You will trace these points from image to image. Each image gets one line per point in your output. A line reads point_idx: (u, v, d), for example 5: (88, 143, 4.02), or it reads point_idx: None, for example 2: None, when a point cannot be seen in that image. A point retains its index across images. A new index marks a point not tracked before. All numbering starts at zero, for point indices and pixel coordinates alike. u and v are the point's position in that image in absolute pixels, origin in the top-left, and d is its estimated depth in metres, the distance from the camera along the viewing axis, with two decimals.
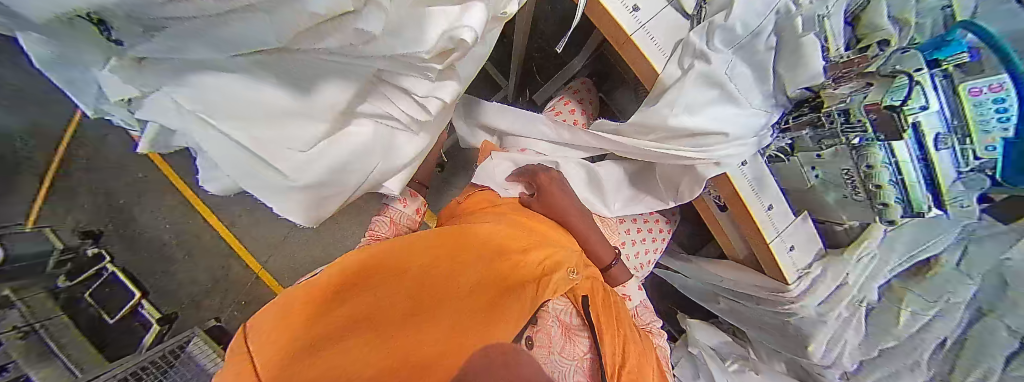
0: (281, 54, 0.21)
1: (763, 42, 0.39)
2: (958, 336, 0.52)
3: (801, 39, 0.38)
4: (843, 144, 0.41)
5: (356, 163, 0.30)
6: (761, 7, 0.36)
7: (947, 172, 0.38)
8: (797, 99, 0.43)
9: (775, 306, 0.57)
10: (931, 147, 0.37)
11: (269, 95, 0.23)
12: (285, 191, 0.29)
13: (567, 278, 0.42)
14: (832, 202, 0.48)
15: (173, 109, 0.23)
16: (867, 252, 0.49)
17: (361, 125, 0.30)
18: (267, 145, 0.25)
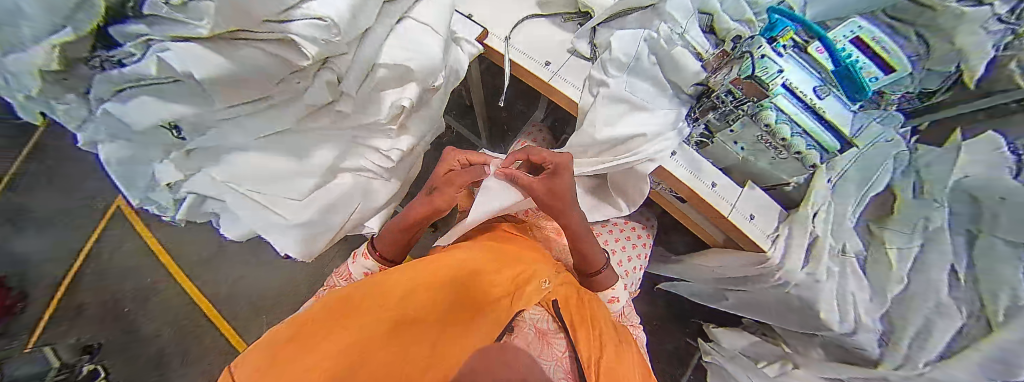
0: (286, 133, 0.42)
1: (645, 61, 0.51)
2: (965, 265, 0.49)
3: (670, 52, 0.49)
4: (740, 117, 0.49)
5: (336, 208, 0.51)
6: (632, 40, 0.50)
7: (840, 113, 0.46)
8: (697, 94, 0.54)
9: (767, 278, 0.59)
10: (805, 100, 0.46)
11: (281, 163, 0.44)
12: (287, 229, 0.50)
13: (540, 287, 0.48)
14: (768, 166, 0.53)
15: (211, 182, 0.44)
16: (820, 204, 0.53)
17: (345, 177, 0.51)
18: (272, 197, 0.47)
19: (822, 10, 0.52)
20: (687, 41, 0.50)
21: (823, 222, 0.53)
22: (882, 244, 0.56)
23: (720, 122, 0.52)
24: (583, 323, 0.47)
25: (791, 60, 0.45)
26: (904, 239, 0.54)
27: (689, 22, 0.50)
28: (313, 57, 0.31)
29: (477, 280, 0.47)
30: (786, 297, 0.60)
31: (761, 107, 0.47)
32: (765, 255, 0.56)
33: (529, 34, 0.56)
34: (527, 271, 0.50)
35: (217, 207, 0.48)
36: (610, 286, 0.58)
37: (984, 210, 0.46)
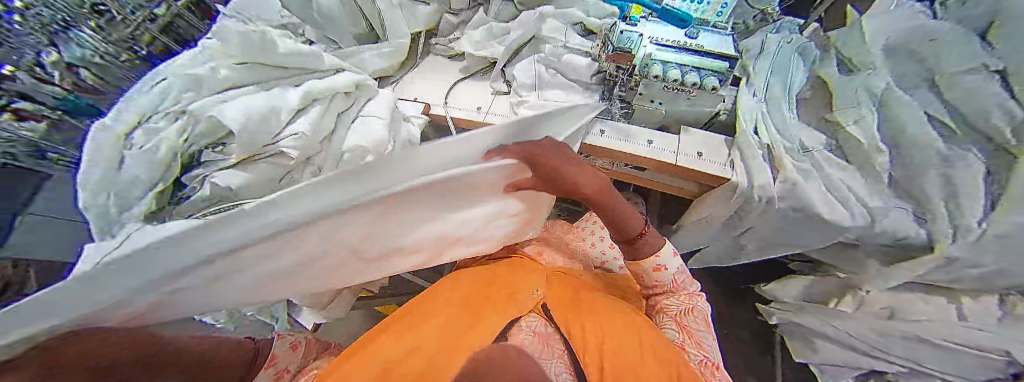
0: None
1: (545, 73, 0.64)
2: (946, 109, 0.50)
3: (557, 60, 0.64)
4: (637, 80, 0.57)
5: None
6: (529, 66, 0.64)
7: (711, 44, 0.56)
8: (601, 80, 0.66)
9: (753, 203, 0.58)
10: (674, 46, 0.56)
11: None
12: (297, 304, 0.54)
13: (532, 294, 0.50)
14: (691, 108, 0.60)
15: None
16: (751, 119, 0.58)
17: None
18: None
19: None
20: (571, 47, 0.65)
21: (764, 133, 0.57)
22: (838, 125, 0.57)
23: (627, 92, 0.62)
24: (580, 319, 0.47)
25: (646, 27, 0.58)
26: (855, 113, 0.55)
27: (567, 37, 0.66)
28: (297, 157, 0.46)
29: (476, 295, 0.49)
30: (783, 213, 0.57)
31: (645, 67, 0.56)
32: (732, 182, 0.57)
33: (460, 91, 0.69)
34: (519, 283, 0.53)
35: None
36: (655, 252, 0.48)
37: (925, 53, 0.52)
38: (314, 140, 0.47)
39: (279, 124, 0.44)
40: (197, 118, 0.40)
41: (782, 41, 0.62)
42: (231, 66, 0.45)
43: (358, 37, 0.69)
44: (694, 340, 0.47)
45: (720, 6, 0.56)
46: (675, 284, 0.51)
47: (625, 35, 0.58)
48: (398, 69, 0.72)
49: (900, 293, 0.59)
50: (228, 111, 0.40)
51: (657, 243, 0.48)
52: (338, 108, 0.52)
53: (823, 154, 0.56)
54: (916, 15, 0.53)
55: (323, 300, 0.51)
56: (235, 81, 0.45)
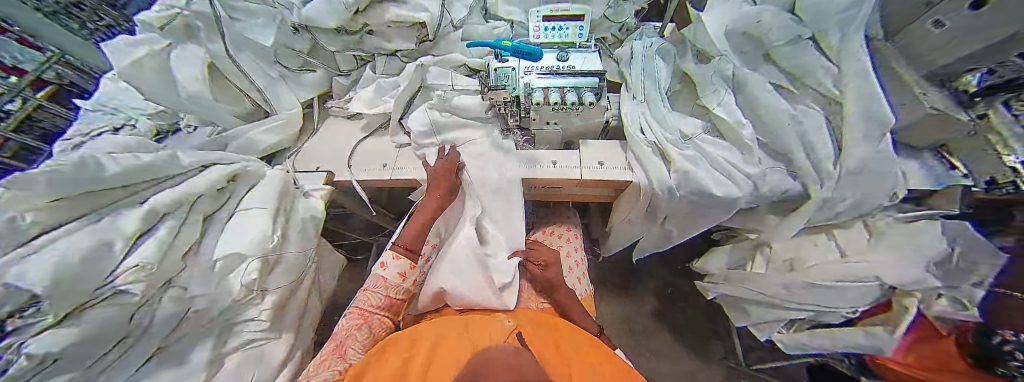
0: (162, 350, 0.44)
1: (441, 115, 0.68)
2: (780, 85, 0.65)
3: (449, 103, 0.69)
4: (524, 108, 0.63)
5: None
6: (420, 115, 0.68)
7: (578, 64, 0.62)
8: (495, 113, 0.70)
9: (658, 196, 0.62)
10: (547, 73, 0.61)
11: None
12: None
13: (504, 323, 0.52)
14: (581, 121, 0.65)
15: None
16: (635, 124, 0.64)
17: (235, 357, 0.50)
18: None
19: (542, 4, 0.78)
20: (460, 89, 0.72)
21: (650, 133, 0.62)
22: (709, 110, 0.65)
23: (522, 120, 0.67)
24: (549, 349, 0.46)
25: (518, 60, 0.63)
26: (717, 96, 0.63)
27: (457, 81, 0.74)
28: (144, 291, 0.41)
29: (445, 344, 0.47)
30: (685, 200, 0.62)
31: (529, 95, 0.62)
32: (635, 183, 0.63)
33: (365, 150, 0.70)
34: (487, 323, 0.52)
35: None
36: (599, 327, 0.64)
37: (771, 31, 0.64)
38: (168, 259, 0.43)
39: (114, 259, 0.40)
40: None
41: (644, 47, 0.70)
42: (43, 207, 0.37)
43: (242, 116, 0.69)
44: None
45: (578, 29, 0.63)
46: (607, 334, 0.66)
47: (500, 71, 0.63)
48: (293, 142, 0.70)
49: (798, 243, 0.68)
50: (49, 245, 0.35)
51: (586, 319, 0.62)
52: (209, 209, 0.51)
53: (703, 137, 0.62)
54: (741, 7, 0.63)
55: None
56: (47, 218, 0.38)
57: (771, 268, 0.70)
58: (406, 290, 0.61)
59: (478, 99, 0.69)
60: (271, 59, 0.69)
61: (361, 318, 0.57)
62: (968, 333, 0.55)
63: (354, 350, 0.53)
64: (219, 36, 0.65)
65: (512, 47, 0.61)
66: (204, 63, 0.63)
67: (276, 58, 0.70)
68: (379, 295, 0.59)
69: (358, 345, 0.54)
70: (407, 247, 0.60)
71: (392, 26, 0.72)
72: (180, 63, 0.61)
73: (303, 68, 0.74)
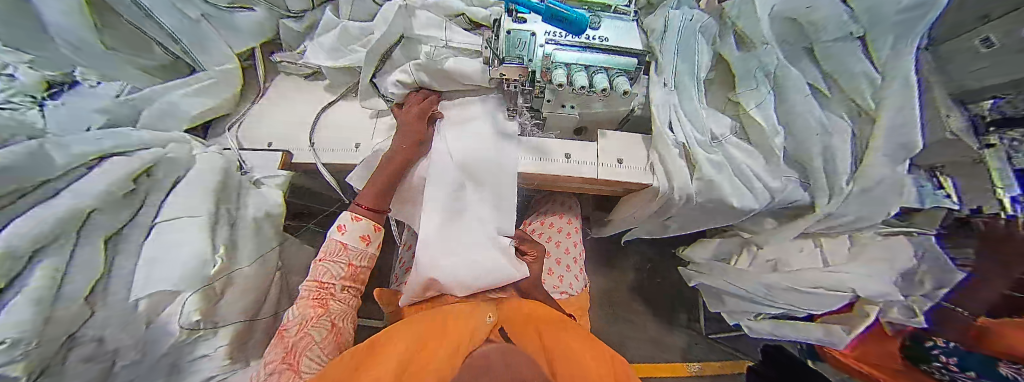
0: None
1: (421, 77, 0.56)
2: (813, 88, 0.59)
3: (441, 67, 0.55)
4: (539, 86, 0.52)
5: None
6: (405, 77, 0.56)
7: (611, 38, 0.51)
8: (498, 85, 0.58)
9: (674, 201, 0.57)
10: (576, 45, 0.49)
11: None
12: None
13: (484, 322, 0.49)
14: (605, 108, 0.56)
15: None
16: (665, 118, 0.56)
17: None
18: None
19: None
20: (454, 46, 0.59)
21: (681, 131, 0.55)
22: (742, 108, 0.58)
23: (533, 100, 0.56)
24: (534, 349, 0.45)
25: (539, 22, 0.50)
26: (756, 94, 0.56)
27: (455, 35, 0.59)
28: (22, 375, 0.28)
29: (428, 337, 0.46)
30: (700, 206, 0.58)
31: (546, 70, 0.50)
32: (653, 187, 0.57)
33: (328, 122, 0.60)
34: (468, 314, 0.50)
35: None
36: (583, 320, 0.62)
37: (817, 27, 0.56)
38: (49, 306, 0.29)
39: None
40: None
41: (684, 18, 0.55)
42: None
43: (160, 70, 0.56)
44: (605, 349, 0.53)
45: None
46: None
47: (514, 36, 0.49)
48: (235, 106, 0.59)
49: (786, 246, 0.71)
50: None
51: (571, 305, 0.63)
52: (116, 221, 0.37)
53: (732, 141, 0.57)
54: None
55: None
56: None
57: (755, 266, 0.73)
58: (371, 258, 0.52)
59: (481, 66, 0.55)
60: None
61: (323, 293, 0.47)
62: (907, 335, 0.62)
63: (311, 356, 0.43)
64: None
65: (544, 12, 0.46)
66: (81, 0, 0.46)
67: None
68: (340, 273, 0.48)
69: (317, 347, 0.44)
70: (371, 208, 0.50)
71: None
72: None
73: (233, 5, 0.58)
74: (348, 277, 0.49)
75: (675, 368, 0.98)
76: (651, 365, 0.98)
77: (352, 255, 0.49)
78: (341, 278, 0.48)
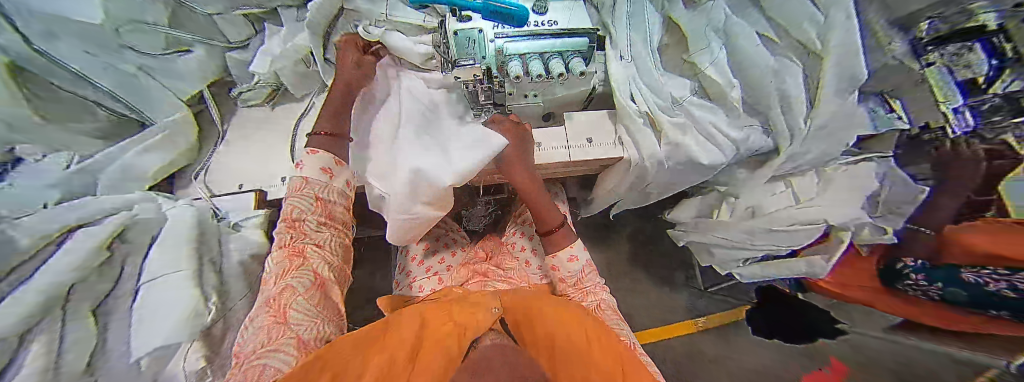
0: None
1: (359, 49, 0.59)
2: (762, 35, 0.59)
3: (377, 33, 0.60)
4: (497, 82, 0.52)
5: None
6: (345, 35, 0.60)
7: (561, 24, 0.52)
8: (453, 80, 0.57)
9: (647, 169, 0.60)
10: (526, 33, 0.49)
11: None
12: None
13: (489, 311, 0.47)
14: (564, 90, 0.56)
15: None
16: (625, 91, 0.57)
17: None
18: None
19: None
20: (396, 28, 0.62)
21: (643, 101, 0.56)
22: (698, 69, 0.59)
23: (496, 95, 0.54)
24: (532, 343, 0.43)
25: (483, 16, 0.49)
26: (709, 54, 0.57)
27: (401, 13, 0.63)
28: None
29: (428, 320, 0.44)
30: (673, 169, 0.61)
31: (502, 64, 0.50)
32: (626, 159, 0.59)
33: (302, 149, 0.63)
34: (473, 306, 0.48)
35: None
36: (564, 247, 0.55)
37: None
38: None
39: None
40: None
41: None
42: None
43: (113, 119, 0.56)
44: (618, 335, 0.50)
45: None
46: (583, 278, 0.55)
47: (463, 33, 0.49)
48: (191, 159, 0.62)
49: (759, 194, 0.73)
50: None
51: (571, 236, 0.55)
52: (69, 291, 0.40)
53: (693, 100, 0.58)
54: None
55: None
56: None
57: (734, 213, 0.78)
58: (342, 194, 0.51)
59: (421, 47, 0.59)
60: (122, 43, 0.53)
61: (295, 233, 0.46)
62: (880, 253, 0.65)
63: (298, 311, 0.41)
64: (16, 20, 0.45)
65: (485, 7, 0.46)
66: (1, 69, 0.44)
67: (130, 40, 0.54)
68: (313, 221, 0.47)
69: (302, 299, 0.42)
70: (326, 136, 0.52)
71: None
72: None
73: (171, 49, 0.58)
74: (319, 214, 0.48)
75: (679, 325, 1.02)
76: (659, 326, 1.03)
77: (318, 187, 0.48)
78: (313, 212, 0.47)
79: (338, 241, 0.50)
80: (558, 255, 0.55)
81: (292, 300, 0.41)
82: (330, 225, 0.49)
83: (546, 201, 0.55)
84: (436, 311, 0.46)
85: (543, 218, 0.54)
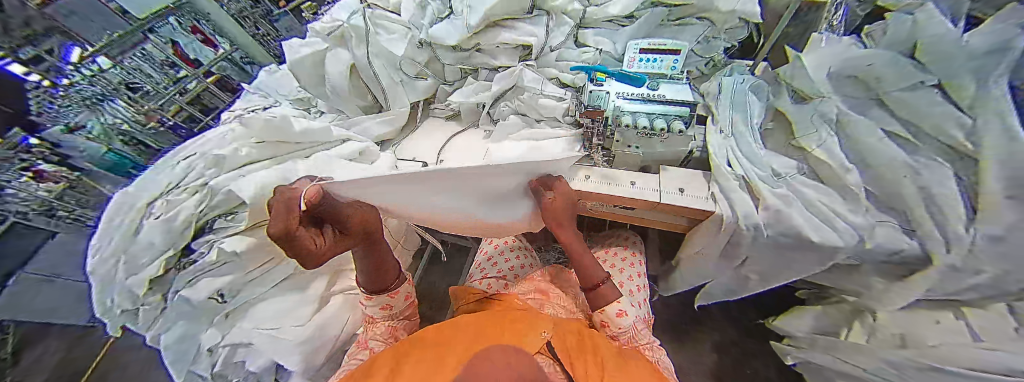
0: (243, 292, 0.55)
1: (522, 98, 0.74)
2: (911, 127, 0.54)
3: (540, 85, 0.73)
4: (610, 128, 0.64)
5: (329, 325, 0.59)
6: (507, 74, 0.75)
7: (673, 96, 0.62)
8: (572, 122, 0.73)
9: (741, 233, 0.59)
10: (639, 99, 0.62)
11: (276, 302, 0.57)
12: (287, 353, 0.55)
13: (540, 336, 0.56)
14: (665, 147, 0.65)
15: (194, 344, 0.54)
16: (723, 154, 0.62)
17: (337, 298, 0.61)
18: (268, 330, 0.55)
19: (634, 32, 0.77)
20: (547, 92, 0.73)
21: (739, 165, 0.61)
22: (806, 150, 0.61)
23: (605, 140, 0.67)
24: (581, 357, 0.54)
25: (612, 85, 0.64)
26: (818, 137, 0.60)
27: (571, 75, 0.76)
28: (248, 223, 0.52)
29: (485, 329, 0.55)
30: (769, 239, 0.58)
31: (616, 118, 0.63)
32: (716, 215, 0.59)
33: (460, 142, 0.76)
34: (528, 329, 0.58)
35: (244, 352, 0.56)
36: (616, 299, 0.63)
37: (886, 79, 0.57)
38: (244, 263, 0.53)
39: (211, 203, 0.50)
40: (215, 191, 0.51)
41: (736, 83, 0.71)
42: (254, 145, 0.56)
43: (364, 109, 0.81)
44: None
45: (673, 61, 0.64)
46: (634, 329, 0.63)
47: (594, 93, 0.64)
48: (397, 134, 0.79)
49: (912, 320, 0.56)
50: (142, 234, 0.48)
51: (614, 293, 0.63)
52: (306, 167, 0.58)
53: (800, 179, 0.58)
54: (849, 47, 0.61)
55: (320, 346, 0.58)
56: (255, 157, 0.56)
57: (874, 340, 0.60)
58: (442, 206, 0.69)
59: (563, 103, 0.72)
60: (397, 66, 0.76)
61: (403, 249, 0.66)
62: None
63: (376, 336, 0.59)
64: (364, 46, 0.74)
65: (621, 74, 0.65)
66: (347, 64, 0.74)
67: (399, 66, 0.77)
68: (377, 308, 0.58)
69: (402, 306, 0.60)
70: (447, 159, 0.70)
71: (500, 46, 0.77)
72: (331, 64, 0.74)
73: (417, 76, 0.79)
74: (390, 301, 0.58)
75: None
76: None
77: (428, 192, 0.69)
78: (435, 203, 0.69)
79: (408, 306, 0.62)
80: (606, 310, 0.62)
81: (372, 334, 0.58)
82: (393, 311, 0.59)
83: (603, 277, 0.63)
84: (483, 323, 0.58)
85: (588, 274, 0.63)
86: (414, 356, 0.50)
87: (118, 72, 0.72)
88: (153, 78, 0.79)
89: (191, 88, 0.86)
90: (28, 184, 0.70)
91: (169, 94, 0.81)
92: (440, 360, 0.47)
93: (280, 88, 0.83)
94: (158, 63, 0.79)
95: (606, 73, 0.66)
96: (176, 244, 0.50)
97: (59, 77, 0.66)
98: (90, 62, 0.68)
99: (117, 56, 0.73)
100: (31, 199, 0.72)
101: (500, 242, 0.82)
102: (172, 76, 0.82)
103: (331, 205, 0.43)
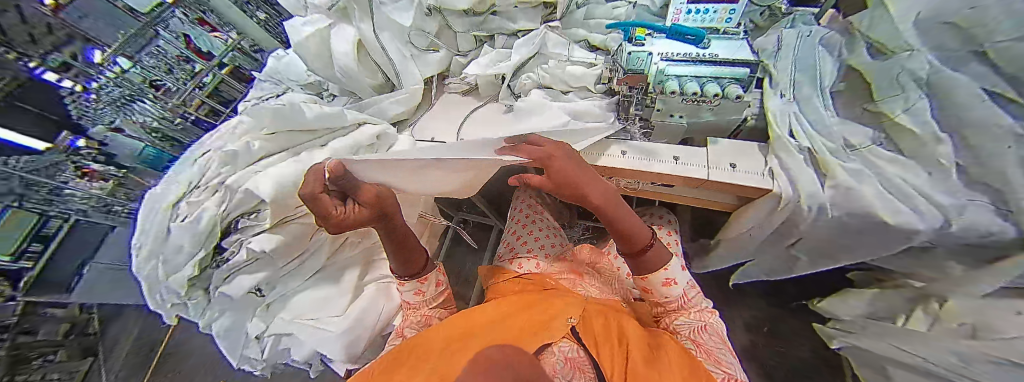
0: (275, 285, 0.51)
1: (547, 67, 0.66)
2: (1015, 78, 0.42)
3: (568, 50, 0.66)
4: (652, 96, 0.56)
5: (366, 315, 0.55)
6: (528, 39, 0.67)
7: (727, 55, 0.53)
8: (605, 89, 0.65)
9: (801, 214, 0.53)
10: (688, 60, 0.52)
11: (313, 293, 0.54)
12: (331, 343, 0.52)
13: (567, 322, 0.51)
14: (715, 117, 0.57)
15: (242, 338, 0.52)
16: (786, 125, 0.55)
17: (371, 288, 0.57)
18: (308, 321, 0.52)
19: None
20: (575, 60, 0.65)
21: (805, 137, 0.53)
22: (887, 117, 0.52)
23: (644, 110, 0.60)
24: (611, 345, 0.49)
25: (655, 43, 0.55)
26: (904, 102, 0.50)
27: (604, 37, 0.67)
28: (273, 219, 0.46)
29: (516, 319, 0.51)
30: (836, 221, 0.52)
31: (660, 84, 0.54)
32: (773, 192, 0.53)
33: (481, 115, 0.69)
34: (554, 310, 0.54)
35: (289, 343, 0.54)
36: (664, 267, 0.55)
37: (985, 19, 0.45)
38: (276, 259, 0.48)
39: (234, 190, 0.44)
40: (234, 190, 0.44)
41: (799, 37, 0.61)
42: (266, 138, 0.47)
43: (376, 88, 0.73)
44: (711, 357, 0.50)
45: (728, 12, 0.54)
46: (687, 299, 0.56)
47: (633, 55, 0.54)
48: (413, 113, 0.72)
49: (988, 306, 0.49)
50: (171, 238, 0.43)
51: (664, 257, 0.55)
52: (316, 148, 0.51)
53: (877, 151, 0.50)
54: None
55: (359, 340, 0.54)
56: (268, 151, 0.47)
57: (937, 328, 0.55)
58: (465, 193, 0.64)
59: (595, 70, 0.64)
60: (405, 38, 0.68)
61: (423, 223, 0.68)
62: None
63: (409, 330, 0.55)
64: (369, 18, 0.65)
65: (670, 30, 0.55)
66: (354, 41, 0.67)
67: (409, 39, 0.68)
68: (410, 294, 0.55)
69: (433, 309, 0.57)
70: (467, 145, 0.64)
71: (518, 7, 0.68)
72: (336, 42, 0.66)
73: (428, 48, 0.71)
74: (421, 286, 0.55)
75: None
76: None
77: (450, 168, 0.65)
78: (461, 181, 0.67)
79: (441, 292, 0.58)
80: (651, 280, 0.55)
81: (407, 322, 0.55)
82: (426, 296, 0.55)
83: (666, 280, 0.54)
84: (508, 311, 0.53)
85: (633, 237, 0.54)
86: (437, 344, 0.43)
87: (139, 71, 0.65)
88: (173, 72, 0.70)
89: (209, 82, 0.77)
90: (84, 184, 0.70)
91: (188, 89, 0.72)
92: (458, 347, 0.41)
93: (291, 73, 0.76)
94: (173, 59, 0.70)
95: (646, 27, 0.56)
96: (201, 248, 0.45)
97: (88, 81, 0.60)
98: (112, 64, 0.61)
99: (135, 54, 0.65)
100: (87, 197, 0.72)
101: (528, 223, 0.76)
102: (189, 71, 0.73)
103: (353, 179, 0.41)
